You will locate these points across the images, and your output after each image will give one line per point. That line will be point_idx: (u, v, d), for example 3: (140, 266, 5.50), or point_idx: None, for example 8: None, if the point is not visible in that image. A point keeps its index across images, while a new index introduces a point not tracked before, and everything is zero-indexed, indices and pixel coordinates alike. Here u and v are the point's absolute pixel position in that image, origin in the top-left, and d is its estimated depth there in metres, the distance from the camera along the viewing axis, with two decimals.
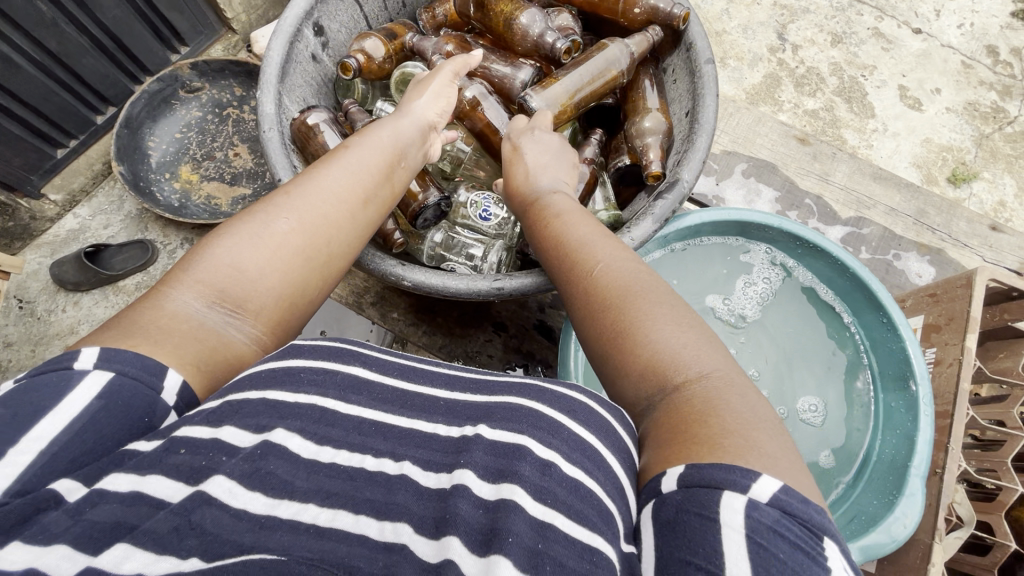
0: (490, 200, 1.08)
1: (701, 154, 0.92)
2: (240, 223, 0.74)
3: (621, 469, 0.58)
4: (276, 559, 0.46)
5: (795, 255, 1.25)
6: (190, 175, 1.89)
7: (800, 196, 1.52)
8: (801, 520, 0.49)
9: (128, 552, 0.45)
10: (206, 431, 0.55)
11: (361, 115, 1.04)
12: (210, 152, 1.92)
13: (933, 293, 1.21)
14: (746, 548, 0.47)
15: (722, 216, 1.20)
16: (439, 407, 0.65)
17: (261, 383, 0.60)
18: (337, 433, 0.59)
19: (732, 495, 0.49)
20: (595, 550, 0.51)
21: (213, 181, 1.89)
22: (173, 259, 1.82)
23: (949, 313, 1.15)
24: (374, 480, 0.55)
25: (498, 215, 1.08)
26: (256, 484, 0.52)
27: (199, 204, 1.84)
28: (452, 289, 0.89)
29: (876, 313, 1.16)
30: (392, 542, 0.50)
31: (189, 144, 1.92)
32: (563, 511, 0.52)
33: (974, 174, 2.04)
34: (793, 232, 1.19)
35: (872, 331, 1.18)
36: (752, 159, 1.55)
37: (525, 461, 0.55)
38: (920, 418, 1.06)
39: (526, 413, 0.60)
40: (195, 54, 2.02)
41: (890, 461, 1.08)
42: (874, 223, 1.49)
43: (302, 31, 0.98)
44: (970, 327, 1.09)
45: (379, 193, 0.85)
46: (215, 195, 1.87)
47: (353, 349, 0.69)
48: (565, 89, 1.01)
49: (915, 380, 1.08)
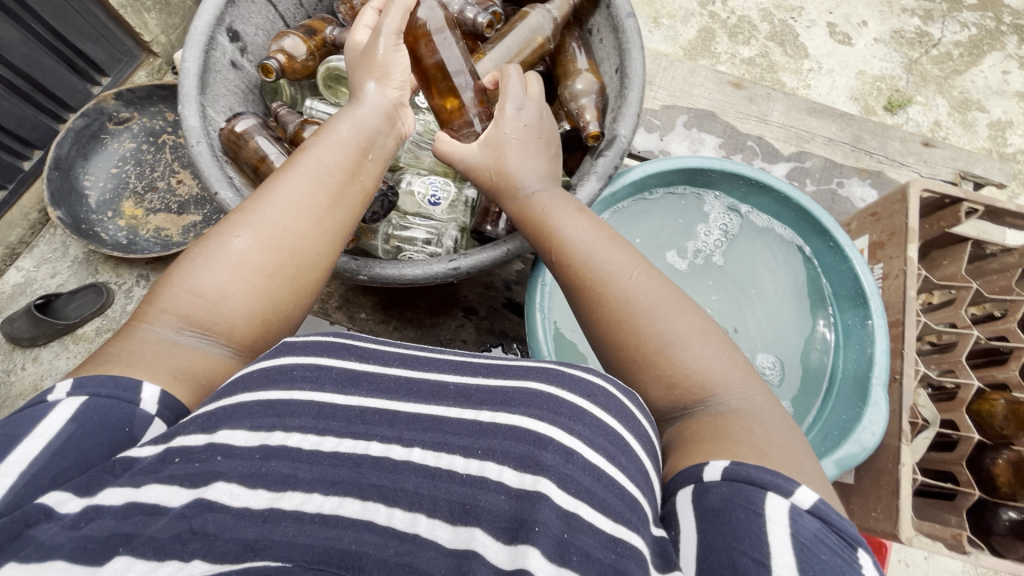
0: (437, 184, 1.08)
1: (635, 109, 0.94)
2: (200, 245, 0.73)
3: (642, 453, 0.62)
4: (277, 564, 0.46)
5: (739, 194, 1.28)
6: (135, 210, 1.82)
7: (742, 138, 1.55)
8: (833, 524, 0.53)
9: (128, 563, 0.45)
10: (201, 437, 0.56)
11: (291, 117, 1.02)
12: (151, 183, 1.85)
13: (874, 213, 1.27)
14: (792, 544, 0.51)
15: (665, 167, 1.21)
16: (449, 391, 0.67)
17: (252, 385, 0.62)
18: (338, 425, 0.61)
19: (775, 497, 0.54)
20: (620, 540, 0.52)
21: (160, 212, 1.82)
22: (130, 298, 1.76)
23: (890, 229, 1.20)
24: (380, 465, 0.57)
25: (447, 198, 1.09)
26: (256, 482, 0.53)
27: (148, 239, 1.78)
28: (408, 277, 0.90)
29: (822, 239, 1.21)
30: (401, 529, 0.52)
31: (127, 178, 1.85)
32: (586, 498, 0.54)
33: (908, 99, 2.11)
34: (734, 172, 1.21)
35: (823, 259, 1.23)
36: (691, 111, 1.57)
37: (548, 450, 0.57)
38: (874, 332, 1.11)
39: (547, 399, 0.63)
40: (119, 84, 1.93)
41: (852, 376, 1.14)
42: (816, 155, 1.54)
43: (217, 38, 0.94)
44: (908, 239, 1.14)
45: (343, 194, 0.80)
46: (164, 226, 1.81)
47: (353, 345, 0.71)
48: (490, 61, 1.02)
49: (867, 297, 1.13)
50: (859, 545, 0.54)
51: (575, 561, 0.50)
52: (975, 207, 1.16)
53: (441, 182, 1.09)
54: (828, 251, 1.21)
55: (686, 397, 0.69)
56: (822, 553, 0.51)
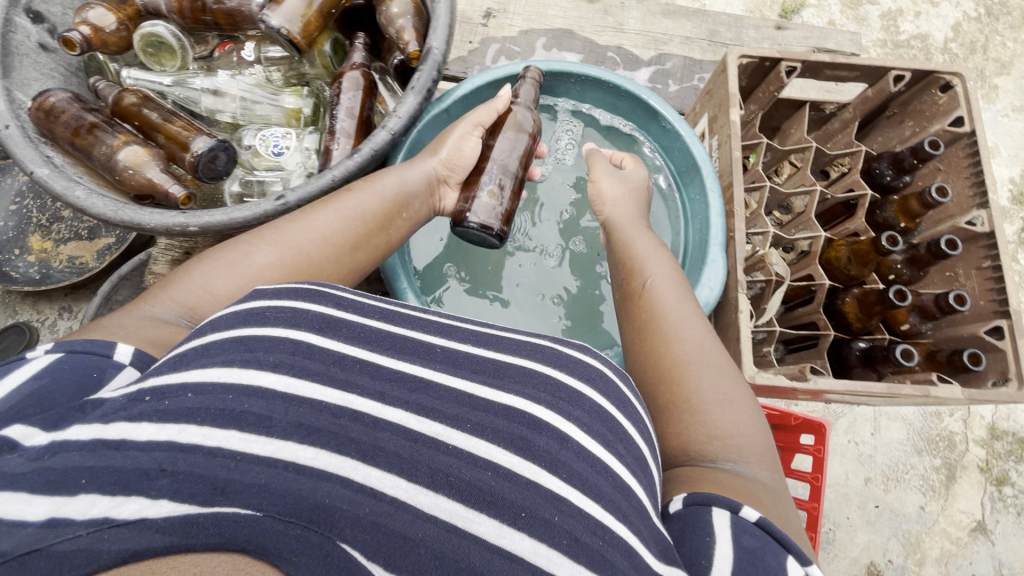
0: (278, 134, 1.00)
1: (446, 20, 0.91)
2: (224, 249, 0.78)
3: (637, 439, 0.68)
4: (248, 513, 0.47)
5: (576, 93, 1.21)
6: (43, 243, 1.70)
7: (601, 51, 1.45)
8: (777, 537, 0.60)
9: (93, 499, 0.46)
10: (172, 377, 0.57)
11: (108, 89, 0.98)
12: (56, 214, 1.72)
13: (706, 89, 1.14)
14: (731, 547, 0.58)
15: (491, 75, 1.12)
16: (434, 352, 0.69)
17: (222, 325, 0.64)
18: (315, 364, 0.62)
19: (796, 560, 0.58)
20: (606, 525, 0.57)
21: (70, 241, 1.71)
22: (56, 333, 1.71)
23: (717, 101, 1.09)
24: (358, 419, 0.59)
25: (291, 146, 1.00)
26: (228, 423, 0.54)
27: (62, 269, 1.67)
28: (237, 221, 0.83)
29: (656, 122, 1.15)
30: (379, 490, 0.54)
31: (29, 212, 1.73)
32: (577, 483, 0.59)
33: (800, 5, 2.11)
34: (558, 70, 1.14)
35: (662, 140, 1.18)
36: (548, 31, 1.45)
37: (543, 434, 0.62)
38: (709, 197, 1.04)
39: (543, 380, 0.68)
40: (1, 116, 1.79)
41: (699, 248, 1.06)
42: (674, 55, 1.46)
43: (13, 20, 0.92)
44: (729, 103, 1.03)
45: (371, 240, 0.88)
46: (77, 254, 1.69)
47: (326, 290, 0.71)
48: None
49: (696, 164, 1.08)
50: (793, 551, 0.59)
51: (564, 543, 0.54)
52: (792, 64, 1.03)
53: (283, 131, 1.00)
54: (663, 133, 1.15)
55: (714, 440, 0.72)
56: (760, 552, 0.58)
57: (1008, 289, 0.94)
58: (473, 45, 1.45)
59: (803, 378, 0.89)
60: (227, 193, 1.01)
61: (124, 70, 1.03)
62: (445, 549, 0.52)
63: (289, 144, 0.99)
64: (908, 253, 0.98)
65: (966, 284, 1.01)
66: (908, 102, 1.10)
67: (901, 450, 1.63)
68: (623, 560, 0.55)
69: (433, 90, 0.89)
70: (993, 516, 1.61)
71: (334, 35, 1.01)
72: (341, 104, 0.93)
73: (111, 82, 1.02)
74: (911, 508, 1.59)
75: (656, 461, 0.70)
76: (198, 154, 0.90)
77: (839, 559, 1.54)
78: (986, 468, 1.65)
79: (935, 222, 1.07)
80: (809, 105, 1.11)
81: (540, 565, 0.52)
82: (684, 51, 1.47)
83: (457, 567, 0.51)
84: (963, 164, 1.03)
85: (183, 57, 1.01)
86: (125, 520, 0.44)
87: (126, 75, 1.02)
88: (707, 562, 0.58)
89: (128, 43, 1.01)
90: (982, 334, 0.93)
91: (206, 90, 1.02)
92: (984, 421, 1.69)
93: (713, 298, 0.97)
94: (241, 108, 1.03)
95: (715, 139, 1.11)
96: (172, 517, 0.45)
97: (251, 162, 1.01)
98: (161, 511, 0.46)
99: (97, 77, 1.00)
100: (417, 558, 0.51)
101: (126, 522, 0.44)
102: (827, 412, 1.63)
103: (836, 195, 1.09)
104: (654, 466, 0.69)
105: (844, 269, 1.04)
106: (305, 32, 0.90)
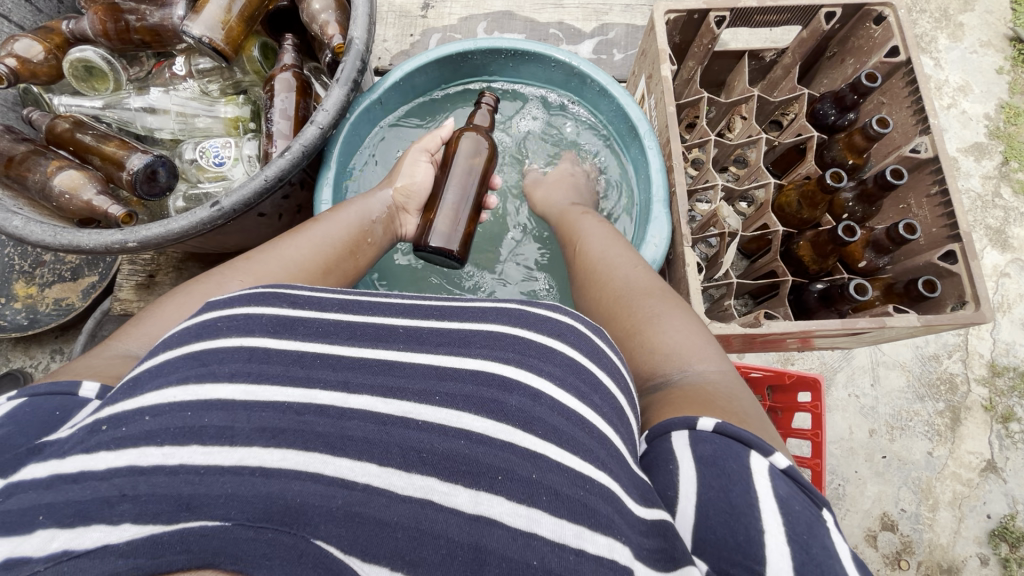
0: (218, 144, 0.99)
1: (365, 9, 0.88)
2: (196, 282, 0.71)
3: (616, 389, 0.57)
4: (218, 525, 0.37)
5: (509, 71, 1.17)
6: (28, 289, 1.62)
7: (542, 28, 1.45)
8: (806, 487, 0.51)
9: (52, 533, 0.36)
10: (127, 404, 0.46)
11: (42, 118, 0.99)
12: (38, 258, 1.64)
13: (642, 51, 1.14)
14: (776, 500, 0.49)
15: (421, 62, 1.09)
16: (398, 334, 0.57)
17: (170, 344, 0.52)
18: (275, 368, 0.51)
19: (757, 456, 0.52)
20: (588, 475, 0.47)
21: (56, 284, 1.63)
22: None
23: (651, 61, 1.09)
24: (325, 412, 0.47)
25: (231, 155, 0.99)
26: (187, 439, 0.43)
27: (50, 313, 1.61)
28: (176, 231, 0.81)
29: (590, 88, 1.12)
30: (351, 479, 0.43)
31: (11, 257, 1.63)
32: (556, 439, 0.48)
33: None
34: (493, 47, 1.10)
35: (599, 106, 1.13)
36: (488, 15, 1.46)
37: (514, 394, 0.50)
38: (648, 152, 1.01)
39: (512, 340, 0.56)
40: None
41: (644, 206, 1.03)
42: (616, 24, 1.45)
43: None
44: (661, 59, 1.03)
45: (341, 264, 0.82)
46: (64, 295, 1.62)
47: (283, 289, 0.59)
48: (216, 5, 0.90)
49: (635, 124, 1.04)
50: (824, 505, 0.52)
51: (544, 500, 0.44)
52: (721, 14, 1.02)
53: (223, 141, 1.00)
54: (599, 98, 1.12)
55: (658, 357, 0.68)
56: (794, 504, 0.50)
57: (957, 213, 0.93)
58: (414, 38, 1.46)
59: (758, 325, 0.89)
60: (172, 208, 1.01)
61: (57, 99, 1.04)
62: (422, 525, 0.42)
63: (230, 154, 0.99)
64: (857, 189, 0.98)
65: (917, 214, 1.01)
66: (846, 39, 1.10)
67: (902, 398, 1.52)
68: (607, 508, 0.45)
69: (359, 79, 0.87)
70: (1002, 454, 1.51)
71: (265, 41, 1.02)
72: (276, 106, 0.93)
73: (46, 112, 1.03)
74: (919, 455, 1.48)
75: (635, 410, 0.59)
76: (134, 171, 0.90)
77: (851, 513, 1.44)
78: (990, 406, 1.54)
79: (883, 157, 1.07)
80: (746, 53, 1.10)
81: (520, 528, 0.42)
82: (626, 19, 1.45)
83: (438, 545, 0.41)
84: (904, 96, 1.03)
85: (117, 79, 1.05)
86: (87, 549, 0.35)
87: (57, 103, 1.03)
88: (753, 511, 0.49)
89: (59, 71, 1.04)
90: (936, 261, 0.92)
91: (142, 110, 1.02)
92: (983, 358, 1.57)
93: (660, 255, 0.94)
94: (179, 124, 1.03)
95: (652, 99, 1.10)
96: (136, 539, 0.36)
97: (194, 175, 1.01)
98: (124, 536, 0.36)
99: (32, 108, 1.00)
100: (396, 543, 0.40)
101: (86, 551, 0.35)
102: (824, 366, 1.55)
103: (785, 140, 1.08)
104: (634, 416, 0.58)
105: (796, 209, 1.04)
106: (230, 39, 0.92)
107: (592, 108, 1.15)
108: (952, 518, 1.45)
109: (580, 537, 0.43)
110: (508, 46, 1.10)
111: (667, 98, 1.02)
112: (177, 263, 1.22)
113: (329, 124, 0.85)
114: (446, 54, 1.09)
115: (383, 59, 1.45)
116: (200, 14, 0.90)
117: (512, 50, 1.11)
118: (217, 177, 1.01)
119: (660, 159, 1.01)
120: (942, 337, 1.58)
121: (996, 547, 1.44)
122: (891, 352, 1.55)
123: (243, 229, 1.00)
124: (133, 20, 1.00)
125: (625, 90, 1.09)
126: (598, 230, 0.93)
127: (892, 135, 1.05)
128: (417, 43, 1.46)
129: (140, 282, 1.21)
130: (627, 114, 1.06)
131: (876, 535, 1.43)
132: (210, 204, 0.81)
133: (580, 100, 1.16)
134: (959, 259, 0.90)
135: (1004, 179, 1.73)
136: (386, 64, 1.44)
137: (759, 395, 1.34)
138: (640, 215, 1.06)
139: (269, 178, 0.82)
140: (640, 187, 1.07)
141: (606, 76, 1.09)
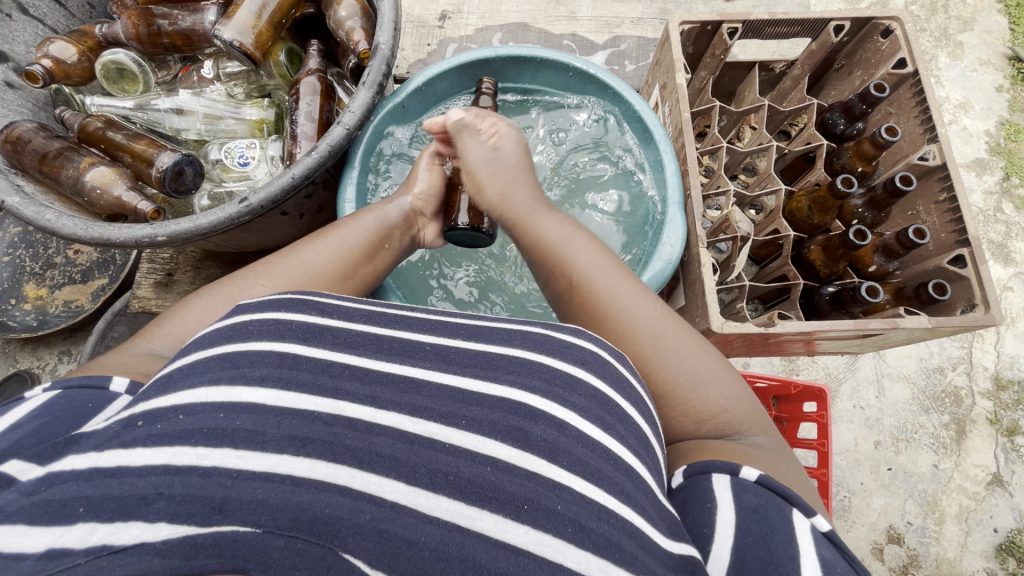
0: (243, 145, 1.02)
1: (391, 17, 0.91)
2: (219, 284, 0.73)
3: (638, 417, 0.57)
4: (249, 531, 0.39)
5: (528, 78, 1.20)
6: (38, 290, 1.62)
7: (556, 39, 1.49)
8: (848, 555, 0.52)
9: (92, 526, 0.38)
10: (162, 400, 0.47)
11: (76, 117, 1.02)
12: (49, 260, 1.65)
13: (656, 61, 1.17)
14: (818, 558, 0.50)
15: (443, 68, 1.12)
16: (425, 351, 0.57)
17: (206, 343, 0.53)
18: (304, 375, 0.51)
19: (798, 512, 0.54)
20: (612, 510, 0.47)
21: (66, 285, 1.63)
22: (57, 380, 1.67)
23: (666, 70, 1.12)
24: (353, 425, 0.48)
25: (255, 156, 1.02)
26: (221, 441, 0.44)
27: (60, 314, 1.61)
28: (204, 227, 0.83)
29: (606, 94, 1.15)
30: (378, 494, 0.44)
31: (21, 260, 1.64)
32: (580, 472, 0.49)
33: None
34: (513, 54, 1.13)
35: (616, 112, 1.16)
36: (503, 26, 1.50)
37: (540, 423, 0.51)
38: (663, 155, 1.04)
39: (537, 367, 0.56)
40: None
41: (659, 208, 1.06)
42: (628, 36, 1.48)
43: None
44: (674, 67, 1.06)
45: (362, 270, 0.84)
46: (73, 297, 1.62)
47: (311, 296, 0.60)
48: (247, 10, 0.93)
49: (650, 129, 1.07)
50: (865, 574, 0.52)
51: (569, 532, 0.45)
52: (734, 26, 1.06)
53: (248, 142, 1.02)
54: (616, 105, 1.15)
55: (704, 423, 0.66)
56: (837, 566, 0.51)
57: (966, 219, 0.95)
58: (431, 47, 1.50)
59: (770, 324, 0.90)
60: (196, 206, 1.03)
61: (87, 100, 1.07)
62: (450, 549, 0.42)
63: (254, 155, 1.01)
64: (867, 195, 1.00)
65: (926, 221, 1.03)
66: (854, 51, 1.13)
67: (907, 410, 1.52)
68: (629, 543, 0.46)
69: (384, 84, 0.89)
70: (1008, 468, 1.50)
71: (290, 47, 1.05)
72: (301, 109, 0.95)
73: (77, 111, 1.06)
74: (925, 468, 1.48)
75: (658, 439, 0.60)
76: (163, 170, 0.92)
77: (856, 526, 1.44)
78: (995, 419, 1.54)
79: (892, 165, 1.09)
80: (757, 65, 1.13)
81: (546, 558, 0.43)
82: (637, 32, 1.49)
83: (465, 567, 0.42)
84: (911, 105, 1.06)
85: (145, 81, 1.07)
86: (125, 545, 0.37)
87: (89, 103, 1.05)
88: (792, 564, 0.50)
89: (91, 73, 1.07)
90: (945, 265, 0.94)
91: (170, 110, 1.05)
92: (988, 371, 1.58)
93: (676, 256, 0.96)
94: (206, 125, 1.06)
95: (666, 107, 1.13)
96: (173, 539, 0.37)
97: (217, 175, 1.03)
98: (160, 534, 0.38)
99: (64, 107, 1.04)
100: (422, 562, 0.41)
101: (125, 547, 0.37)
102: (829, 377, 1.55)
103: (796, 148, 1.11)
104: (659, 447, 0.59)
105: (806, 214, 1.06)
106: (259, 44, 0.95)
107: (608, 115, 1.18)
108: (959, 532, 1.45)
109: (605, 570, 0.44)
110: (527, 53, 1.13)
111: (680, 102, 1.05)
112: (195, 262, 1.24)
113: (356, 124, 0.87)
114: (469, 60, 1.12)
115: (400, 66, 1.49)
116: (231, 19, 0.93)
117: (533, 57, 1.14)
118: (241, 177, 1.03)
119: (676, 163, 1.04)
120: (946, 349, 1.58)
121: (1002, 561, 1.43)
122: (895, 364, 1.56)
123: (267, 228, 1.03)
124: (164, 23, 1.04)
125: (641, 97, 1.12)
126: (586, 248, 0.79)
127: (899, 144, 1.08)
128: (433, 52, 1.49)
129: (159, 279, 1.22)
130: (643, 120, 1.09)
131: (882, 548, 1.42)
132: (238, 200, 0.83)
133: (597, 106, 1.18)
134: (968, 263, 0.92)
135: (1004, 195, 1.75)
136: (403, 72, 1.47)
137: (765, 404, 1.33)
138: (653, 218, 1.09)
139: (292, 173, 0.84)
140: (655, 190, 1.09)
141: (623, 83, 1.11)
